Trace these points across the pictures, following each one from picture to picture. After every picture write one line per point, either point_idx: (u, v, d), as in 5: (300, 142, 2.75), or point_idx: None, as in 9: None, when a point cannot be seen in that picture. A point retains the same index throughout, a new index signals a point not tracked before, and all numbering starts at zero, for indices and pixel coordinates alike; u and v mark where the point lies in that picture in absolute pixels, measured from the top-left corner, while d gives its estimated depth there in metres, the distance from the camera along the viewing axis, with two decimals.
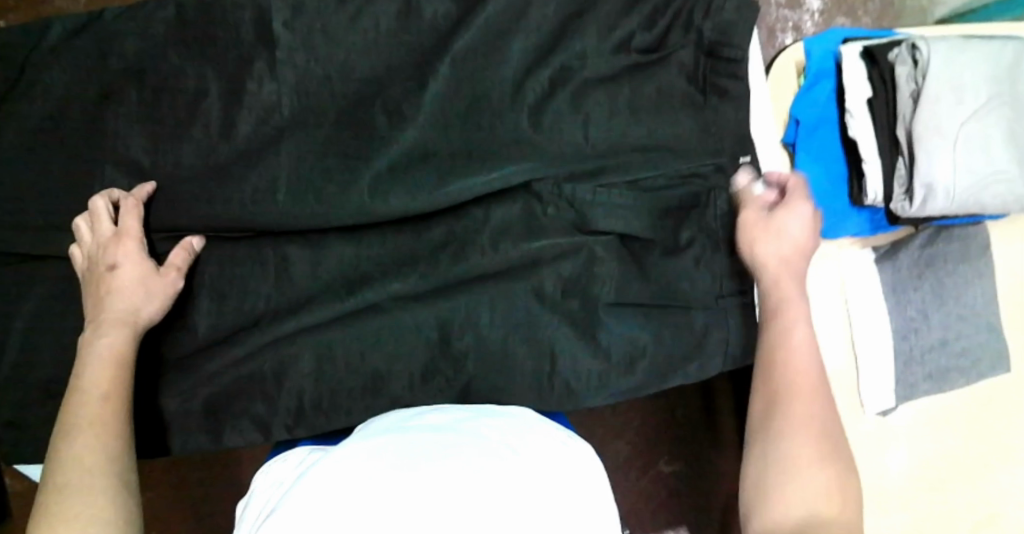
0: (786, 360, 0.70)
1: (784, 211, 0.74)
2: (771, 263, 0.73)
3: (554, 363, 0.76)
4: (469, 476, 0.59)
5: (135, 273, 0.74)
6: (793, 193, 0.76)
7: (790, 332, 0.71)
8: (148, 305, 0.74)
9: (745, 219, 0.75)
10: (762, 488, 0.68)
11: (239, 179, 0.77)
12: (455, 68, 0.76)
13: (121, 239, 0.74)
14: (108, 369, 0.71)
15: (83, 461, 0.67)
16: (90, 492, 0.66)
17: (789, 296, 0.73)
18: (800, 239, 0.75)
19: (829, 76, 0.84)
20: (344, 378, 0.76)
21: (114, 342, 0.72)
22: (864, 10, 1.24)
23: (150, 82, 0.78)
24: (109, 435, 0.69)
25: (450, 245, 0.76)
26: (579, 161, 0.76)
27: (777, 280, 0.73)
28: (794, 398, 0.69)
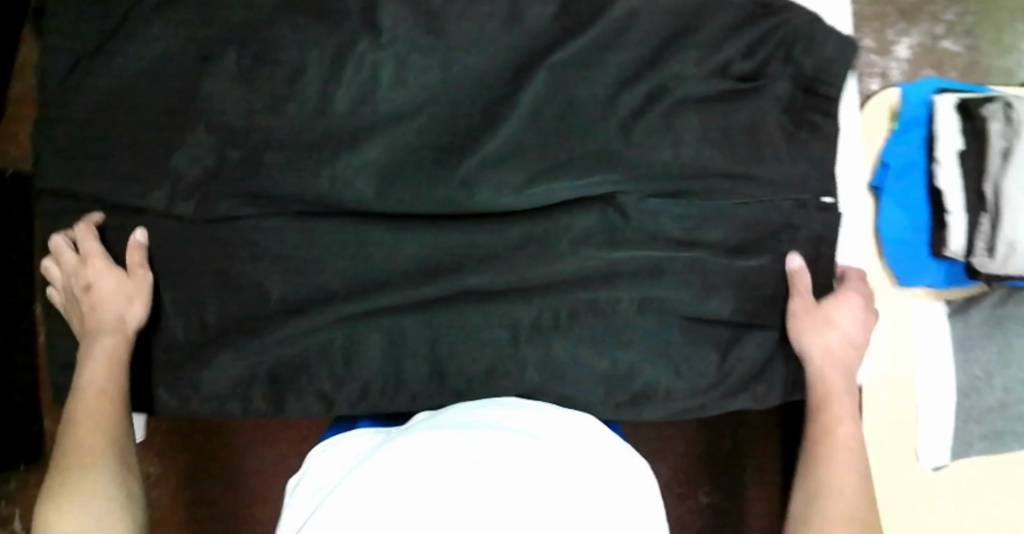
0: (831, 450, 0.71)
1: (835, 305, 0.75)
2: (823, 353, 0.74)
3: (617, 374, 0.77)
4: (514, 461, 0.60)
5: (112, 281, 0.79)
6: (848, 287, 0.77)
7: (838, 421, 0.72)
8: (132, 309, 0.79)
9: (794, 306, 0.76)
10: None
11: (330, 157, 0.78)
12: (554, 74, 0.76)
13: (87, 259, 0.80)
14: (103, 370, 0.77)
15: (87, 450, 0.74)
16: (92, 476, 0.73)
17: (833, 382, 0.74)
18: (852, 332, 0.75)
19: (921, 124, 0.84)
20: (412, 365, 0.78)
21: (104, 348, 0.78)
22: (951, 64, 1.23)
23: (251, 50, 0.80)
24: (107, 423, 0.76)
25: (529, 246, 0.76)
26: (666, 180, 0.76)
27: (828, 373, 0.74)
28: (839, 484, 0.69)
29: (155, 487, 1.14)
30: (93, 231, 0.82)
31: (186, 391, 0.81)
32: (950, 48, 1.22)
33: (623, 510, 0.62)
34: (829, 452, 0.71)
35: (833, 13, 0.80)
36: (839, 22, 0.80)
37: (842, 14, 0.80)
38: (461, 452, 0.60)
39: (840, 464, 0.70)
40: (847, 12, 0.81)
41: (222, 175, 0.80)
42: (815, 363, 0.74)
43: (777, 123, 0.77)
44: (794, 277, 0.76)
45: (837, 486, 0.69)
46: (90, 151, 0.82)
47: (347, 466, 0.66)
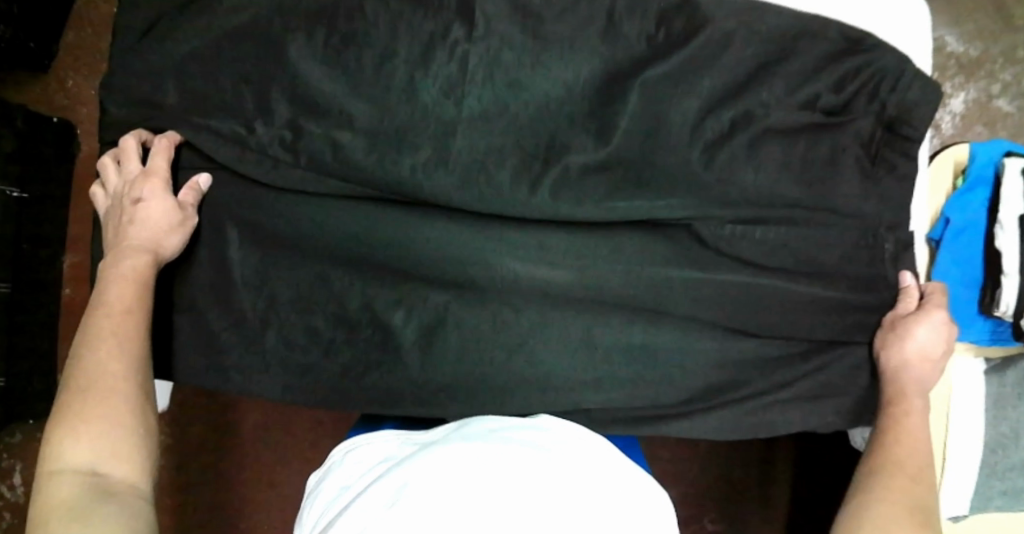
0: (896, 453, 0.75)
1: (920, 316, 0.78)
2: (904, 363, 0.78)
3: (657, 384, 0.81)
4: (542, 464, 0.61)
5: (161, 206, 0.79)
6: (931, 301, 0.79)
7: (904, 425, 0.76)
8: (171, 241, 0.80)
9: (888, 317, 0.80)
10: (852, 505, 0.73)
11: (411, 145, 0.80)
12: (647, 91, 0.79)
13: (147, 173, 0.79)
14: (131, 288, 0.76)
15: (107, 369, 0.72)
16: (111, 396, 0.71)
17: (906, 390, 0.77)
18: (934, 345, 0.78)
19: (986, 184, 0.86)
20: (470, 355, 0.81)
21: (135, 266, 0.77)
22: (1003, 124, 1.25)
23: (341, 29, 0.81)
24: (129, 344, 0.74)
25: (597, 256, 0.80)
26: (745, 206, 0.79)
27: (902, 380, 0.78)
28: (904, 486, 0.73)
29: (167, 454, 1.20)
30: (165, 148, 0.81)
31: (250, 355, 0.83)
32: (1003, 108, 1.25)
33: (624, 514, 0.60)
34: (896, 456, 0.74)
35: (916, 50, 0.84)
36: (919, 60, 0.85)
37: (924, 53, 0.85)
38: (494, 451, 0.62)
39: (899, 454, 0.75)
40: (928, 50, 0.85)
41: (300, 149, 0.80)
42: (895, 372, 0.78)
43: (850, 163, 0.80)
44: (903, 294, 0.80)
45: (893, 471, 0.73)
46: (167, 108, 0.83)
47: (367, 470, 0.68)
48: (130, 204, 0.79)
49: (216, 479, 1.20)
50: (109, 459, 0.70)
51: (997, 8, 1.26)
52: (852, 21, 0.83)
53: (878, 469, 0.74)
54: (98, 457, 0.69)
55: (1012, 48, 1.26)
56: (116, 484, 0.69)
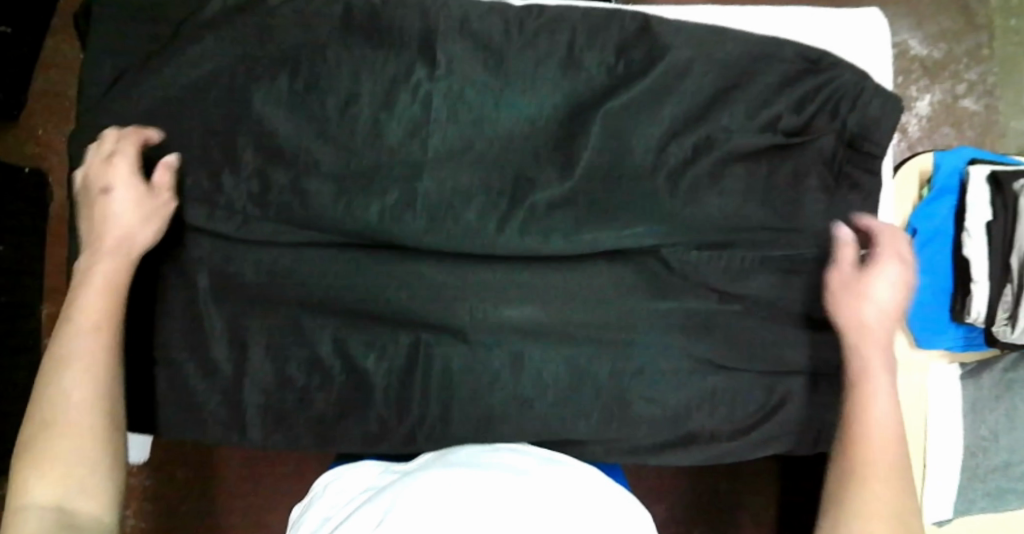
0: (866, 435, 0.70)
1: (872, 274, 0.75)
2: (862, 323, 0.75)
3: (634, 410, 0.82)
4: (517, 475, 0.64)
5: (131, 193, 0.77)
6: (883, 255, 0.76)
7: (871, 401, 0.71)
8: (146, 229, 0.77)
9: (835, 277, 0.77)
10: (837, 510, 0.67)
11: (380, 189, 0.81)
12: (609, 123, 0.80)
13: (116, 161, 0.77)
14: (100, 296, 0.74)
15: (72, 399, 0.70)
16: (78, 430, 0.69)
17: (869, 357, 0.73)
18: (892, 303, 0.75)
19: (952, 192, 0.87)
20: (450, 391, 0.83)
21: (105, 268, 0.75)
22: (969, 123, 1.27)
23: (304, 76, 0.82)
24: (97, 370, 0.71)
25: (568, 287, 0.81)
26: (709, 232, 0.81)
27: (863, 345, 0.74)
28: (880, 478, 0.68)
29: (152, 502, 1.20)
30: (134, 138, 0.80)
31: (233, 401, 0.84)
32: (969, 108, 1.27)
33: (595, 512, 0.62)
34: (860, 440, 0.70)
35: (874, 66, 0.85)
36: (880, 76, 0.85)
37: (884, 68, 0.86)
38: (477, 470, 0.64)
39: (876, 444, 0.69)
40: (888, 64, 0.86)
41: (269, 198, 0.82)
42: (853, 335, 0.75)
43: (810, 184, 0.81)
44: (841, 247, 0.78)
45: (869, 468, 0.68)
46: None
47: (346, 500, 0.70)
48: (100, 196, 0.77)
49: (205, 524, 1.19)
50: (77, 495, 0.67)
51: (958, 7, 1.28)
52: (810, 42, 0.85)
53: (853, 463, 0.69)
54: (65, 494, 0.67)
55: (974, 47, 1.28)
56: (83, 521, 0.67)
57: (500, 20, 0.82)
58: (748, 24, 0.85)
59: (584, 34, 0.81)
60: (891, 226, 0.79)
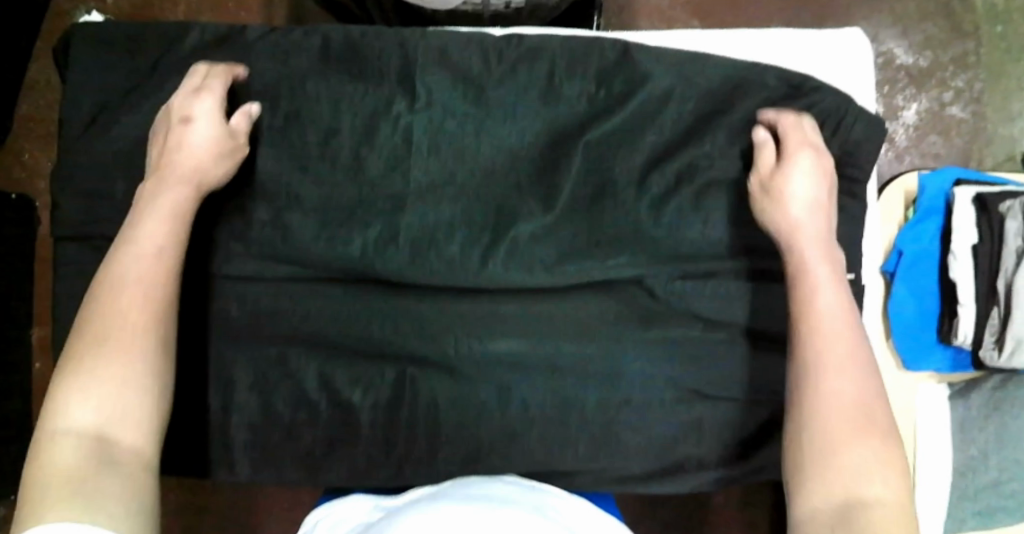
0: (820, 345, 0.67)
1: (789, 172, 0.75)
2: (796, 220, 0.74)
3: (622, 439, 0.82)
4: (514, 497, 0.67)
5: (210, 128, 0.77)
6: (793, 148, 0.76)
7: (810, 300, 0.70)
8: (215, 167, 0.76)
9: (758, 182, 0.77)
10: (806, 440, 0.65)
11: (361, 223, 0.80)
12: (591, 153, 0.80)
13: (201, 94, 0.77)
14: (165, 223, 0.73)
15: (129, 321, 0.67)
16: (128, 353, 0.66)
17: (803, 254, 0.73)
18: (813, 196, 0.75)
19: (938, 213, 0.87)
20: (436, 424, 0.82)
21: (174, 196, 0.74)
22: (957, 131, 1.27)
23: (282, 109, 0.81)
24: (156, 295, 0.69)
25: (554, 318, 0.81)
26: (693, 261, 0.80)
27: (798, 244, 0.73)
28: (842, 403, 0.65)
29: None
30: (226, 75, 0.79)
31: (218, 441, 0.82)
32: (956, 115, 1.26)
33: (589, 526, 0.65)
34: (810, 351, 0.68)
35: (856, 88, 0.85)
36: (862, 98, 0.84)
37: (868, 90, 0.85)
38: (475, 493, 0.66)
39: (827, 351, 0.67)
40: (871, 86, 0.85)
41: (249, 233, 0.81)
42: (787, 236, 0.74)
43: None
44: (760, 150, 0.78)
45: (828, 385, 0.66)
46: (112, 197, 0.82)
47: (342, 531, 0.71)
48: (178, 126, 0.76)
49: None
50: (120, 424, 0.64)
51: (944, 14, 1.27)
52: (791, 67, 0.84)
53: (812, 383, 0.67)
54: (106, 420, 0.63)
55: (962, 54, 1.27)
56: (122, 452, 0.63)
57: (479, 50, 0.82)
58: (726, 50, 0.85)
59: (563, 64, 0.81)
60: (795, 115, 0.79)
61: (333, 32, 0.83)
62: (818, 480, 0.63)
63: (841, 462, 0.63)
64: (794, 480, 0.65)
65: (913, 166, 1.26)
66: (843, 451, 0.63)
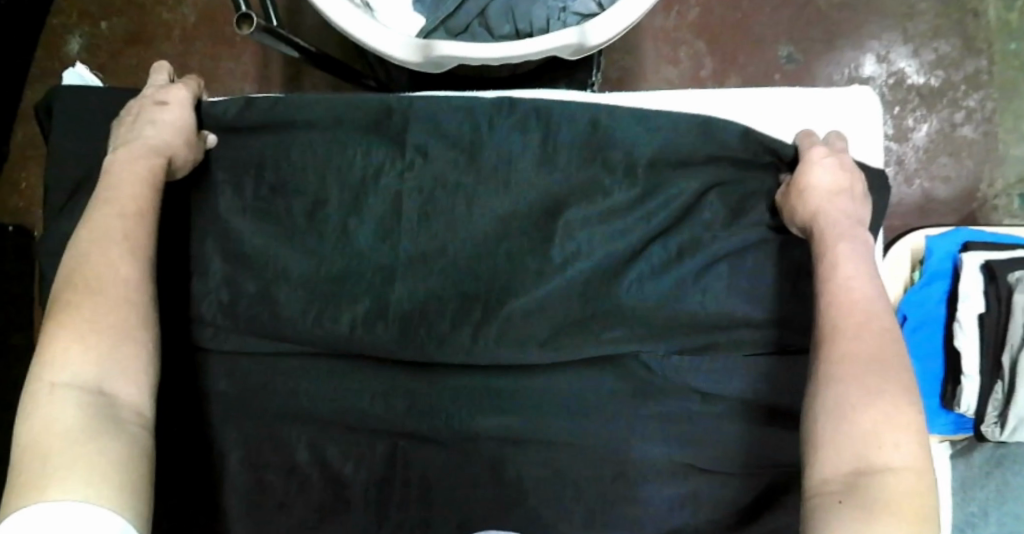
0: (842, 321, 0.66)
1: (806, 163, 0.75)
2: (820, 208, 0.72)
3: (626, 511, 0.77)
4: None
5: (183, 114, 0.78)
6: (807, 145, 0.77)
7: (834, 277, 0.68)
8: (181, 150, 0.77)
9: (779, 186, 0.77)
10: (824, 405, 0.63)
11: (350, 296, 0.78)
12: (586, 221, 0.78)
13: (177, 87, 0.80)
14: (139, 188, 0.72)
15: (120, 273, 0.68)
16: (122, 303, 0.66)
17: (827, 232, 0.71)
18: (834, 179, 0.74)
19: (945, 277, 0.87)
20: (429, 499, 0.79)
21: (147, 164, 0.74)
22: (969, 151, 1.22)
23: (270, 181, 0.80)
24: (143, 251, 0.70)
25: (547, 393, 0.79)
26: (691, 336, 0.78)
27: (821, 224, 0.72)
28: (865, 371, 0.63)
29: None
30: (197, 84, 0.83)
31: (210, 516, 0.80)
32: (968, 135, 1.22)
33: None
34: (832, 326, 0.66)
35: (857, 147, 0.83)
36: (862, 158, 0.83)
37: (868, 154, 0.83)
38: None
39: (850, 325, 0.66)
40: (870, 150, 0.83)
41: (237, 304, 0.79)
42: (811, 220, 0.73)
43: (786, 277, 0.78)
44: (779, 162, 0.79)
45: (849, 355, 0.64)
46: None
47: None
48: (152, 107, 0.77)
49: None
50: (116, 377, 0.64)
51: (956, 31, 1.23)
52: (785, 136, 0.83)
53: (833, 351, 0.65)
54: (104, 373, 0.63)
55: (974, 72, 1.23)
56: (122, 408, 0.63)
57: (469, 116, 0.80)
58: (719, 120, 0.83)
59: (556, 128, 0.80)
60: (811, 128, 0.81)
61: (318, 98, 0.81)
62: (835, 446, 0.61)
63: (861, 426, 0.61)
64: (812, 451, 0.62)
65: (924, 190, 1.22)
66: (864, 413, 0.61)
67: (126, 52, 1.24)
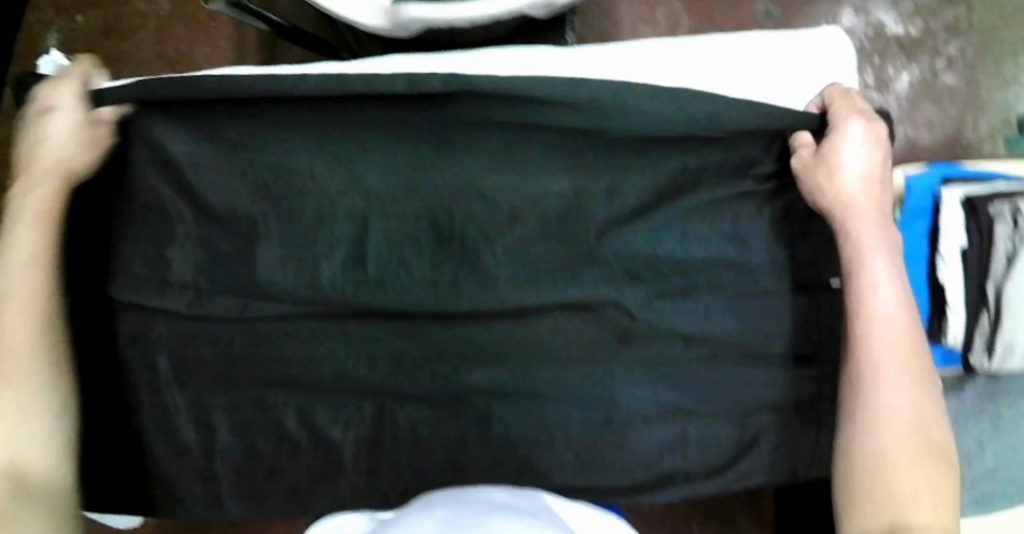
0: (877, 357, 0.67)
1: (838, 142, 0.72)
2: (852, 207, 0.71)
3: (615, 455, 0.78)
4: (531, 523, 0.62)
5: (70, 117, 0.75)
6: (840, 118, 0.73)
7: (871, 318, 0.68)
8: (79, 156, 0.75)
9: (799, 160, 0.74)
10: (861, 470, 0.65)
11: (330, 255, 0.78)
12: (560, 168, 0.77)
13: (61, 83, 0.76)
14: (37, 225, 0.74)
15: (13, 342, 0.70)
16: (21, 376, 0.70)
17: (860, 249, 0.70)
18: (866, 173, 0.72)
19: (925, 214, 0.87)
20: (419, 455, 0.79)
21: (44, 189, 0.75)
22: (951, 99, 1.22)
23: (230, 139, 0.77)
24: (38, 304, 0.72)
25: (529, 344, 0.78)
26: (672, 278, 0.78)
27: (852, 236, 0.71)
28: (901, 438, 0.64)
29: None
30: (88, 70, 0.78)
31: (203, 480, 0.81)
32: (949, 83, 1.22)
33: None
34: (869, 380, 0.66)
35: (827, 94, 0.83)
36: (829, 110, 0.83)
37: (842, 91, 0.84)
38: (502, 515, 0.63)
39: (888, 377, 0.66)
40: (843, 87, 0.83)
41: (217, 269, 0.79)
42: (842, 220, 0.71)
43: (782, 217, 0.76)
44: (799, 141, 0.74)
45: (885, 416, 0.65)
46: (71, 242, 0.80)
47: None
48: (41, 117, 0.75)
49: None
50: (24, 450, 0.68)
51: None
52: (757, 78, 0.83)
53: (868, 413, 0.66)
54: (11, 449, 0.68)
55: (953, 19, 1.22)
56: (30, 474, 0.68)
57: None
58: (686, 76, 0.83)
59: None
60: (836, 88, 0.77)
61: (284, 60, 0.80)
62: (871, 512, 0.63)
63: (897, 490, 0.63)
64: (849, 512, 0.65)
65: (907, 138, 1.22)
66: (900, 479, 0.63)
67: (103, 44, 1.24)
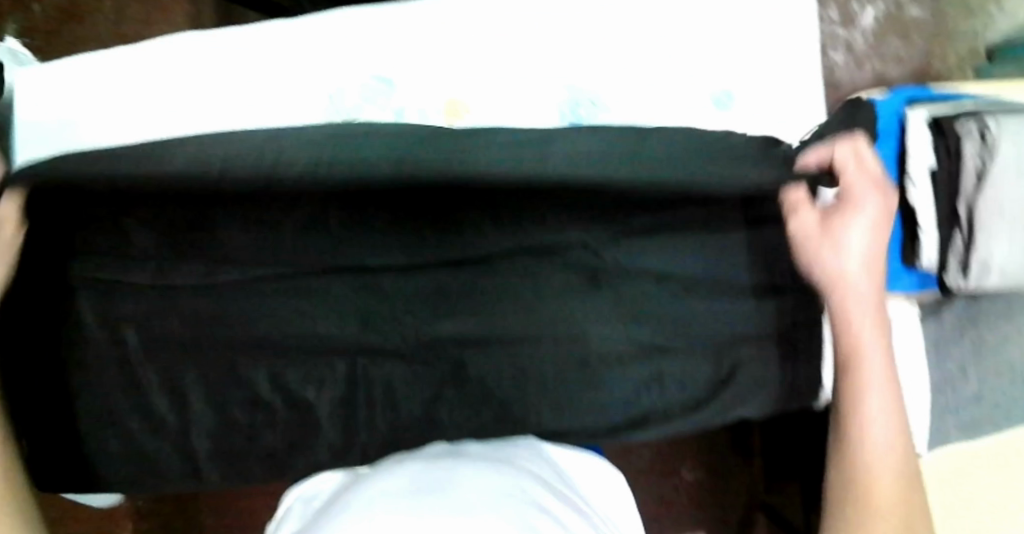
0: (868, 416, 0.73)
1: (843, 227, 0.73)
2: (850, 287, 0.73)
3: (594, 396, 0.79)
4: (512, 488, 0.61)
5: None
6: (851, 200, 0.72)
7: (865, 387, 0.73)
8: None
9: (797, 224, 0.74)
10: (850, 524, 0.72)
11: (287, 217, 0.75)
12: None
13: None
14: None
15: None
16: None
17: (856, 321, 0.73)
18: (867, 249, 0.74)
19: (892, 137, 0.87)
20: (399, 410, 0.79)
21: None
22: (917, 32, 1.21)
23: None
24: None
25: (503, 294, 0.76)
26: (644, 217, 0.75)
27: (847, 307, 0.73)
28: (887, 497, 0.72)
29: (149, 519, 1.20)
30: None
31: (183, 452, 0.80)
32: (915, 16, 1.21)
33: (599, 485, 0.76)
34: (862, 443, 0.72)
35: None
36: None
37: None
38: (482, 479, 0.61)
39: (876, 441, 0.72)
40: None
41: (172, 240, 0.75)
42: (840, 294, 0.73)
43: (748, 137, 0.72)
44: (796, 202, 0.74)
45: (875, 477, 0.72)
46: None
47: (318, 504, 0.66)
48: None
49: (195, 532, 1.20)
50: None
51: None
52: None
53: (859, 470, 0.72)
54: None
55: None
56: None
57: None
58: None
59: None
60: (855, 139, 0.72)
61: None
62: None
63: None
64: None
65: (875, 72, 1.21)
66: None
67: (61, 31, 1.20)
